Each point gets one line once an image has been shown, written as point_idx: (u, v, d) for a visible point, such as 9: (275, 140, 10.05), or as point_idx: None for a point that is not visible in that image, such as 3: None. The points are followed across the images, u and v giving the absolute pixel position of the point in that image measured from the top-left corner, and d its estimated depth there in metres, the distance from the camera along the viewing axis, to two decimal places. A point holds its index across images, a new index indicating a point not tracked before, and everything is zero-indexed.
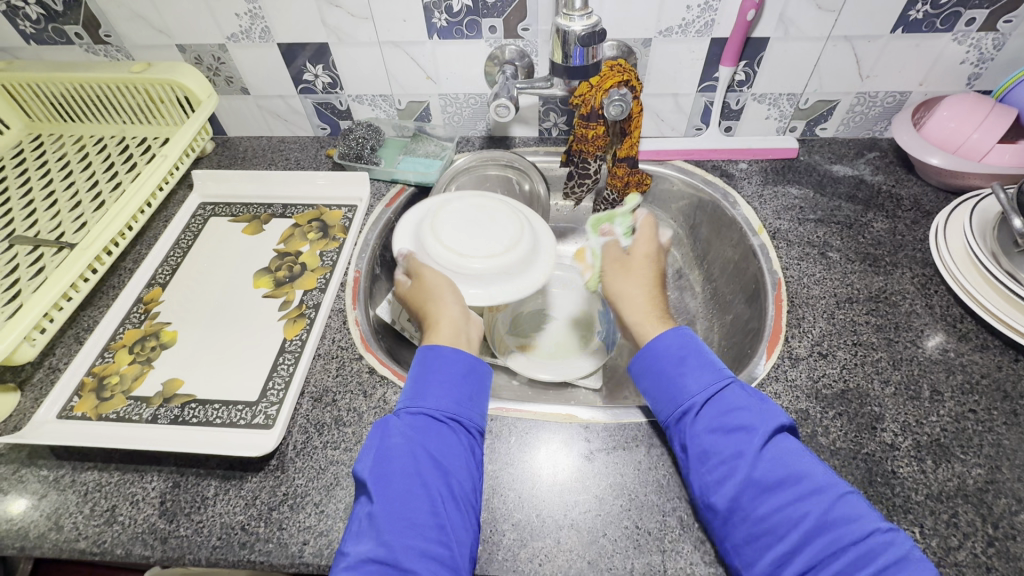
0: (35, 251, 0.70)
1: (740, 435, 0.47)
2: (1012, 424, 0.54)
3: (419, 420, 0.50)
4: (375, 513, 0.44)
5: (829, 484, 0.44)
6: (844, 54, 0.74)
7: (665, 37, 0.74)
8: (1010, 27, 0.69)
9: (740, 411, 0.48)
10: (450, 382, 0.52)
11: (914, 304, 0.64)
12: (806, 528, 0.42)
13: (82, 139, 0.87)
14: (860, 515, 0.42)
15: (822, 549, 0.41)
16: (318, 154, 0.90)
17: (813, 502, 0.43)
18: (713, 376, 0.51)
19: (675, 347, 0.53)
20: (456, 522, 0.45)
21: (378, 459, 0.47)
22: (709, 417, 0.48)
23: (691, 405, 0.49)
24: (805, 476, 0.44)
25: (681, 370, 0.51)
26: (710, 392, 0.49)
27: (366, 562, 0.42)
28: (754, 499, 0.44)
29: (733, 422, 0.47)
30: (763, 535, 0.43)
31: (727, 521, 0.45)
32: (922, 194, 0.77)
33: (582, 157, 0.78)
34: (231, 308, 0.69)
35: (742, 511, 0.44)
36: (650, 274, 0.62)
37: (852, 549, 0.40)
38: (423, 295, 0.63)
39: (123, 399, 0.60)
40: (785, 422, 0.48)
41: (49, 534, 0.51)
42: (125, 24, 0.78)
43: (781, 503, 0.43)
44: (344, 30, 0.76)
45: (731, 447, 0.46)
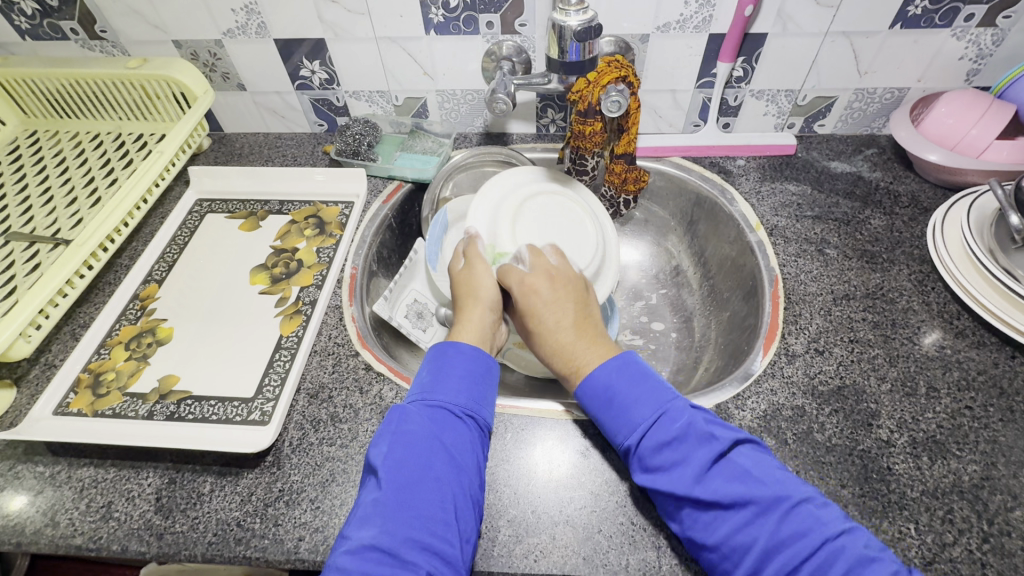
0: (31, 247, 0.70)
1: (676, 471, 0.45)
2: (1008, 420, 0.54)
3: (436, 412, 0.50)
4: (382, 500, 0.44)
5: (776, 500, 0.43)
6: (843, 50, 0.74)
7: (663, 33, 0.73)
8: (1008, 23, 0.69)
9: (678, 442, 0.46)
10: (467, 379, 0.52)
11: (911, 301, 0.64)
12: (758, 550, 0.42)
13: (78, 135, 0.87)
14: (810, 528, 0.41)
15: (777, 568, 0.41)
16: (315, 150, 0.89)
17: (762, 524, 0.42)
18: (647, 410, 0.49)
19: (597, 392, 0.51)
20: (462, 518, 0.45)
21: (392, 446, 0.47)
22: (646, 455, 0.47)
23: (628, 447, 0.49)
24: (751, 499, 0.43)
25: (612, 412, 0.50)
26: (644, 428, 0.48)
27: (367, 549, 0.42)
28: (705, 527, 0.44)
29: (669, 459, 0.46)
30: (722, 557, 0.43)
31: (691, 543, 0.45)
32: (920, 191, 0.76)
33: (579, 153, 0.78)
34: (227, 305, 0.69)
35: (698, 539, 0.44)
36: (548, 311, 0.57)
37: (807, 565, 0.40)
38: (469, 285, 0.62)
39: (119, 395, 0.60)
40: (720, 444, 0.46)
41: (44, 531, 0.51)
42: (121, 20, 0.78)
43: (730, 529, 0.43)
44: (341, 26, 0.76)
45: (668, 486, 0.45)
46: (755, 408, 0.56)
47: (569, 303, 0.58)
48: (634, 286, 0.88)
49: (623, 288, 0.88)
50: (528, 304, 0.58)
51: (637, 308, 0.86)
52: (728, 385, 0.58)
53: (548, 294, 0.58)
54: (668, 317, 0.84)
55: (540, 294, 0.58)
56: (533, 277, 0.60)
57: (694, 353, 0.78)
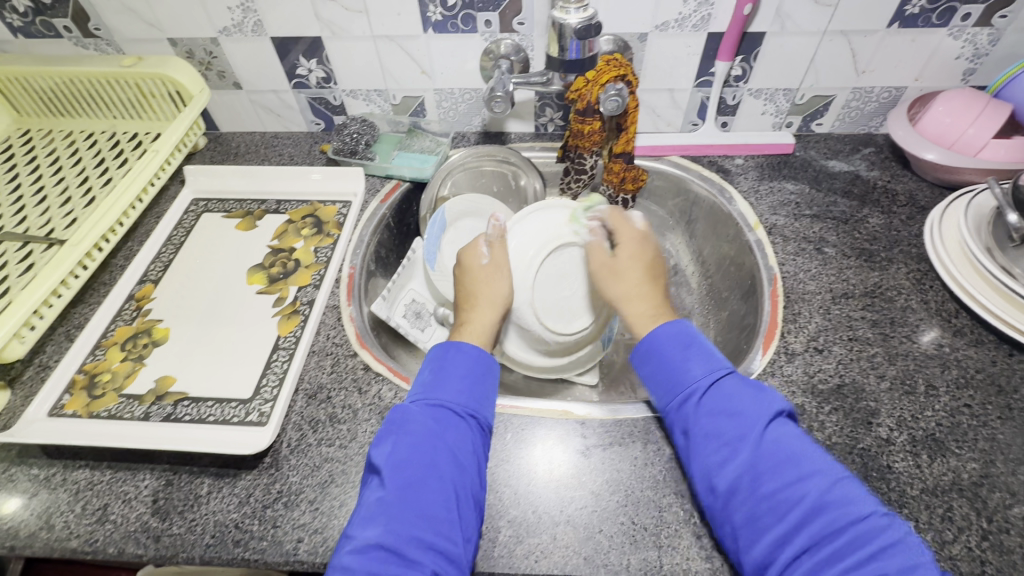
0: (24, 247, 0.69)
1: (741, 417, 0.47)
2: (1006, 418, 0.54)
3: (438, 412, 0.49)
4: (385, 499, 0.44)
5: (826, 468, 0.44)
6: (840, 49, 0.74)
7: (662, 31, 0.73)
8: (1004, 22, 0.69)
9: (744, 395, 0.48)
10: (468, 378, 0.52)
11: (909, 299, 0.64)
12: (806, 507, 0.42)
13: (73, 134, 0.86)
14: (856, 498, 0.42)
15: (818, 529, 0.41)
16: (312, 149, 0.89)
17: (812, 484, 0.43)
18: (715, 363, 0.51)
19: (678, 335, 0.53)
20: (466, 518, 0.45)
21: (395, 446, 0.47)
22: (711, 401, 0.48)
23: (692, 391, 0.49)
24: (804, 459, 0.44)
25: (684, 355, 0.52)
26: (711, 378, 0.50)
27: (373, 548, 0.42)
28: (754, 481, 0.44)
29: (738, 404, 0.48)
30: (762, 514, 0.43)
31: (727, 503, 0.44)
32: (918, 190, 0.77)
33: (578, 152, 0.78)
34: (224, 305, 0.69)
35: (743, 492, 0.44)
36: (637, 264, 0.62)
37: (849, 530, 0.40)
38: (483, 285, 0.62)
39: (115, 396, 0.60)
40: (783, 405, 0.48)
41: (39, 534, 0.51)
42: (115, 18, 0.77)
43: (781, 482, 0.43)
44: (338, 24, 0.75)
45: (733, 428, 0.46)
46: None
47: (657, 271, 0.62)
48: None
49: None
50: (624, 254, 0.63)
51: None
52: None
53: (643, 252, 0.63)
54: None
55: (634, 256, 0.62)
56: (639, 234, 0.65)
57: None
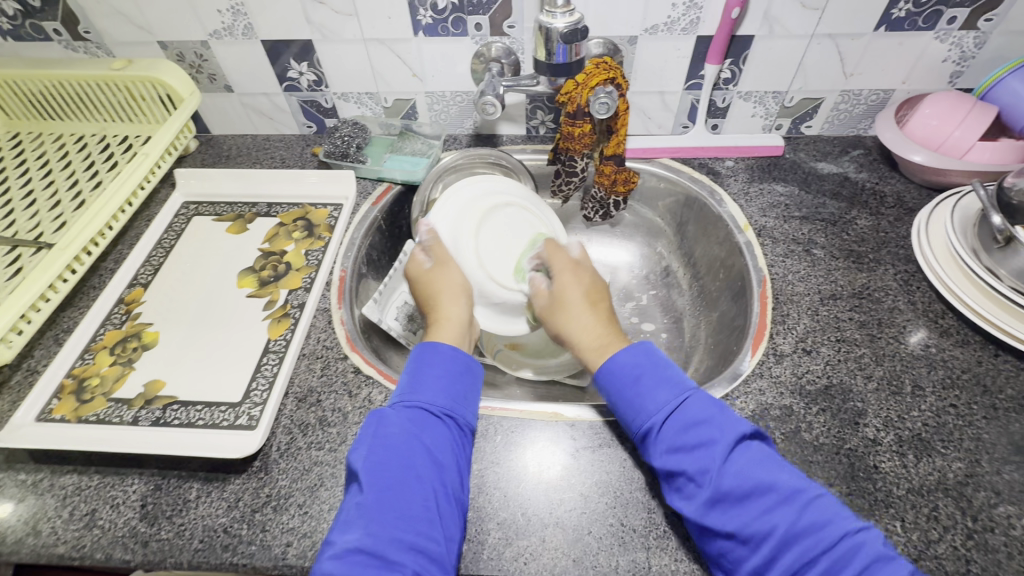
0: (13, 251, 0.69)
1: (701, 450, 0.46)
2: (992, 418, 0.54)
3: (415, 413, 0.49)
4: (364, 502, 0.44)
5: (796, 490, 0.44)
6: (828, 52, 0.75)
7: (651, 34, 0.74)
8: (990, 25, 0.70)
9: (701, 426, 0.47)
10: (446, 377, 0.52)
11: (897, 300, 0.65)
12: (776, 539, 0.42)
13: (63, 137, 0.86)
14: (829, 520, 0.42)
15: (797, 557, 0.41)
16: (304, 152, 0.89)
17: (781, 513, 0.43)
18: (671, 393, 0.50)
19: (628, 369, 0.52)
20: (447, 517, 0.45)
21: (372, 449, 0.47)
22: (671, 435, 0.48)
23: (651, 426, 0.49)
24: (771, 487, 0.44)
25: (637, 389, 0.51)
26: (669, 409, 0.49)
27: (352, 552, 0.42)
28: (721, 516, 0.44)
29: (696, 438, 0.47)
30: (737, 547, 0.43)
31: (703, 535, 0.45)
32: (906, 191, 0.77)
33: (569, 155, 0.78)
34: (214, 309, 0.69)
35: (713, 527, 0.44)
36: (580, 294, 0.61)
37: (826, 556, 0.40)
38: (438, 282, 0.63)
39: (104, 400, 0.60)
40: (744, 429, 0.47)
41: (27, 539, 0.50)
42: (105, 21, 0.77)
43: (749, 516, 0.43)
44: (329, 27, 0.75)
45: (695, 464, 0.46)
46: (743, 408, 0.57)
47: (600, 296, 0.62)
48: (625, 287, 0.89)
49: (614, 289, 0.89)
50: (564, 284, 0.62)
51: (628, 308, 0.86)
52: (717, 385, 0.59)
53: (583, 280, 0.62)
54: (659, 317, 0.84)
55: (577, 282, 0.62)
56: (576, 263, 0.65)
57: (684, 354, 0.78)
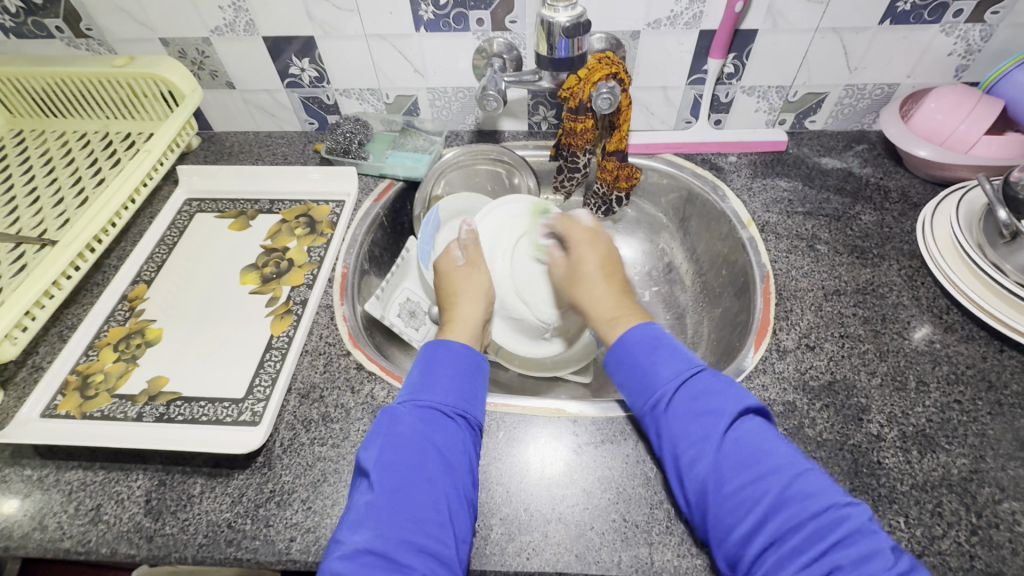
0: (17, 248, 0.69)
1: (709, 417, 0.47)
2: (996, 414, 0.54)
3: (427, 414, 0.50)
4: (375, 503, 0.44)
5: (789, 462, 0.44)
6: (833, 46, 0.74)
7: (654, 29, 0.73)
8: (996, 18, 0.69)
9: (711, 395, 0.48)
10: (457, 377, 0.53)
11: (901, 296, 0.65)
12: (765, 505, 0.42)
13: (65, 134, 0.86)
14: (816, 491, 0.42)
15: (780, 524, 0.41)
16: (306, 149, 0.89)
17: (773, 479, 0.43)
18: (683, 364, 0.51)
19: (644, 339, 0.53)
20: (458, 519, 0.45)
21: (383, 449, 0.47)
22: (680, 402, 0.48)
23: (662, 394, 0.49)
24: (767, 456, 0.44)
25: (651, 357, 0.52)
26: (682, 378, 0.50)
27: (362, 553, 0.41)
28: (717, 482, 0.44)
29: (705, 405, 0.47)
30: (727, 512, 0.43)
31: (699, 503, 0.45)
32: (911, 186, 0.77)
33: (572, 151, 0.78)
34: (216, 305, 0.69)
35: (710, 493, 0.44)
36: (596, 265, 0.62)
37: (810, 523, 0.40)
38: (463, 282, 0.63)
39: (108, 397, 0.60)
40: (750, 402, 0.48)
41: (33, 534, 0.51)
42: (107, 18, 0.77)
43: (742, 481, 0.43)
44: (330, 23, 0.75)
45: (697, 431, 0.46)
46: None
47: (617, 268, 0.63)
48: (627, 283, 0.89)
49: None
50: (581, 257, 0.64)
51: None
52: None
53: (600, 250, 0.64)
54: (662, 314, 0.84)
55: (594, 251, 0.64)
56: (594, 235, 0.66)
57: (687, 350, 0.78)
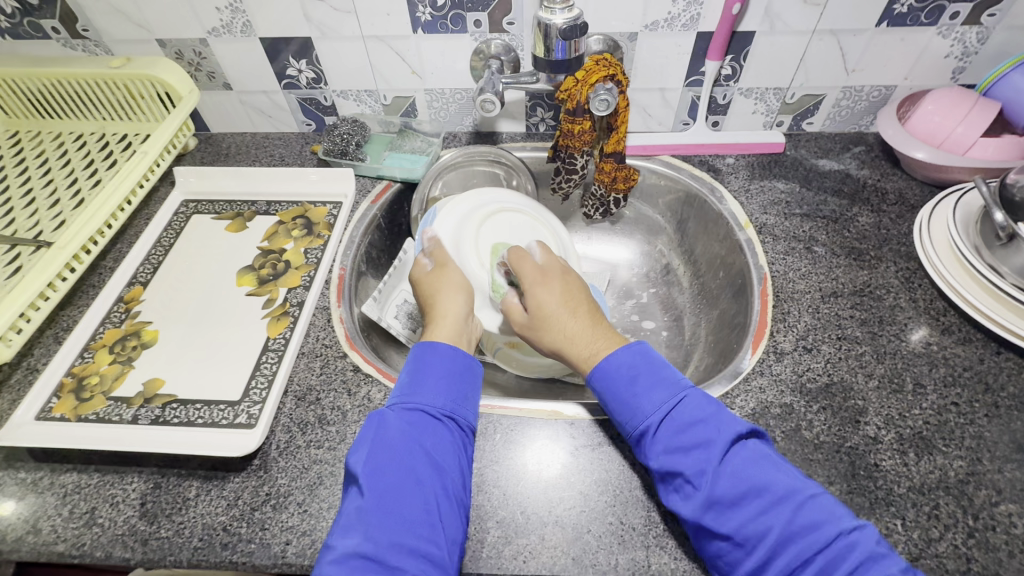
0: (12, 250, 0.69)
1: (699, 450, 0.46)
2: (993, 416, 0.54)
3: (414, 416, 0.49)
4: (365, 507, 0.44)
5: (791, 491, 0.43)
6: (830, 48, 0.74)
7: (652, 31, 0.73)
8: (993, 21, 0.69)
9: (698, 426, 0.47)
10: (446, 379, 0.52)
11: (898, 298, 0.65)
12: (772, 540, 0.42)
13: (61, 135, 0.86)
14: (823, 520, 0.41)
15: (790, 559, 0.41)
16: (303, 150, 0.89)
17: (778, 513, 0.42)
18: (666, 394, 0.50)
19: (622, 370, 0.52)
20: (449, 520, 0.45)
21: (371, 452, 0.47)
22: (667, 436, 0.48)
23: (647, 426, 0.49)
24: (766, 488, 0.43)
25: (633, 390, 0.51)
26: (666, 409, 0.49)
27: (353, 557, 0.41)
28: (716, 516, 0.44)
29: (693, 438, 0.47)
30: (733, 549, 0.43)
31: (699, 535, 0.45)
32: (907, 188, 0.77)
33: (569, 153, 0.78)
34: (213, 307, 0.69)
35: (709, 528, 0.44)
36: (558, 304, 0.57)
37: (819, 556, 0.40)
38: (438, 282, 0.62)
39: (104, 399, 0.60)
40: (740, 428, 0.47)
41: (27, 537, 0.50)
42: (103, 19, 0.77)
43: (742, 519, 0.43)
44: (327, 25, 0.75)
45: (692, 464, 0.46)
46: (743, 406, 0.56)
47: (579, 297, 0.58)
48: (625, 285, 0.88)
49: (615, 287, 0.88)
50: (538, 298, 0.57)
51: (628, 306, 0.86)
52: (717, 384, 0.59)
53: (555, 286, 0.58)
54: (659, 315, 0.84)
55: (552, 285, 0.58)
56: (544, 272, 0.59)
57: (685, 351, 0.78)
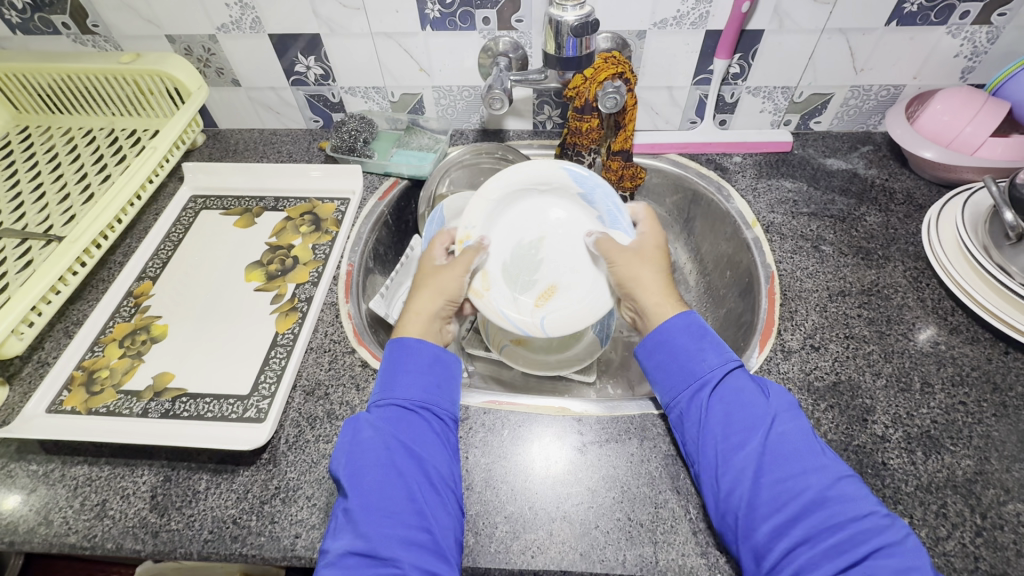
0: (22, 244, 0.69)
1: (753, 411, 0.48)
2: (1001, 415, 0.54)
3: (389, 412, 0.50)
4: (350, 508, 0.44)
5: (831, 465, 0.45)
6: (839, 47, 0.74)
7: (660, 29, 0.73)
8: (1003, 20, 0.69)
9: (753, 390, 0.50)
10: (419, 371, 0.52)
11: (906, 297, 0.65)
12: (807, 500, 0.43)
13: (70, 130, 0.86)
14: (858, 496, 0.43)
15: (816, 524, 0.42)
16: (311, 147, 0.89)
17: (816, 478, 0.44)
18: (728, 356, 0.52)
19: (692, 327, 0.54)
20: (436, 508, 0.45)
21: (349, 455, 0.47)
22: (725, 392, 0.50)
23: (709, 379, 0.50)
24: (812, 455, 0.45)
25: (700, 345, 0.53)
26: (728, 368, 0.51)
27: (347, 555, 0.42)
28: (763, 471, 0.45)
29: (751, 397, 0.49)
30: (767, 505, 0.44)
31: (735, 490, 0.45)
32: (916, 188, 0.77)
33: (576, 150, 0.78)
34: (222, 301, 0.69)
35: (754, 479, 0.45)
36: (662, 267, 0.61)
37: (848, 526, 0.41)
38: (429, 278, 0.61)
39: (113, 393, 0.60)
40: (791, 399, 0.49)
41: (38, 529, 0.51)
42: (113, 15, 0.77)
43: (782, 475, 0.45)
44: (336, 21, 0.75)
45: (745, 420, 0.48)
46: None
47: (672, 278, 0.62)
48: None
49: None
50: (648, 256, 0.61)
51: None
52: None
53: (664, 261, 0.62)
54: None
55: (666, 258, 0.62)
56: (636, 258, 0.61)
57: None
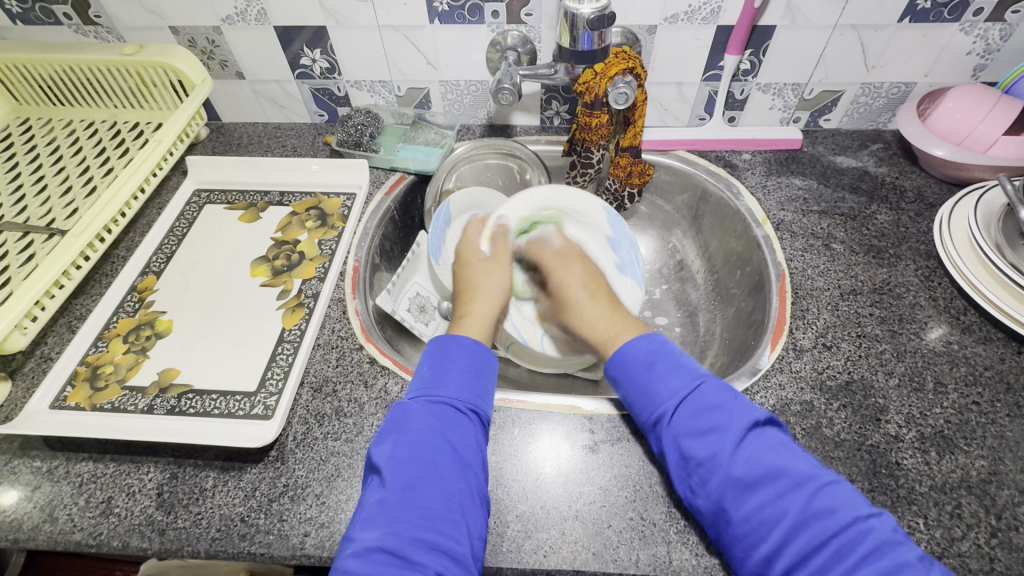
0: (24, 237, 0.68)
1: (714, 435, 0.46)
2: (1015, 416, 0.54)
3: (440, 409, 0.49)
4: (387, 499, 0.44)
5: (808, 477, 0.43)
6: (851, 44, 0.73)
7: (672, 24, 0.72)
8: (1017, 18, 0.69)
9: (714, 411, 0.48)
10: (468, 374, 0.52)
11: (918, 296, 0.64)
12: (787, 523, 0.42)
13: (72, 123, 0.85)
14: (840, 506, 0.42)
15: (803, 544, 0.41)
16: (315, 141, 0.88)
17: (794, 497, 0.42)
18: (685, 377, 0.51)
19: (639, 357, 0.53)
20: (471, 516, 0.45)
21: (396, 445, 0.47)
22: (682, 421, 0.48)
23: (663, 411, 0.49)
24: (785, 471, 0.43)
25: (651, 375, 0.52)
26: (683, 394, 0.49)
27: (375, 551, 0.41)
28: (734, 499, 0.44)
29: (708, 423, 0.47)
30: (747, 533, 0.43)
31: (714, 521, 0.45)
32: (926, 186, 0.76)
33: (585, 146, 0.78)
34: (226, 298, 0.68)
35: (726, 511, 0.44)
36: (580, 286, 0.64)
37: (833, 542, 0.40)
38: (483, 277, 0.64)
39: (118, 389, 0.59)
40: (756, 417, 0.47)
41: (43, 526, 0.50)
42: (116, 5, 0.76)
43: (762, 499, 0.43)
44: (343, 13, 0.74)
45: (705, 450, 0.46)
46: (764, 403, 0.56)
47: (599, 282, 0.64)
48: None
49: None
50: (564, 281, 0.65)
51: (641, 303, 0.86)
52: (737, 380, 0.58)
53: (578, 271, 0.65)
54: (673, 311, 0.84)
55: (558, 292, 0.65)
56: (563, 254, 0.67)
57: (699, 348, 0.78)
